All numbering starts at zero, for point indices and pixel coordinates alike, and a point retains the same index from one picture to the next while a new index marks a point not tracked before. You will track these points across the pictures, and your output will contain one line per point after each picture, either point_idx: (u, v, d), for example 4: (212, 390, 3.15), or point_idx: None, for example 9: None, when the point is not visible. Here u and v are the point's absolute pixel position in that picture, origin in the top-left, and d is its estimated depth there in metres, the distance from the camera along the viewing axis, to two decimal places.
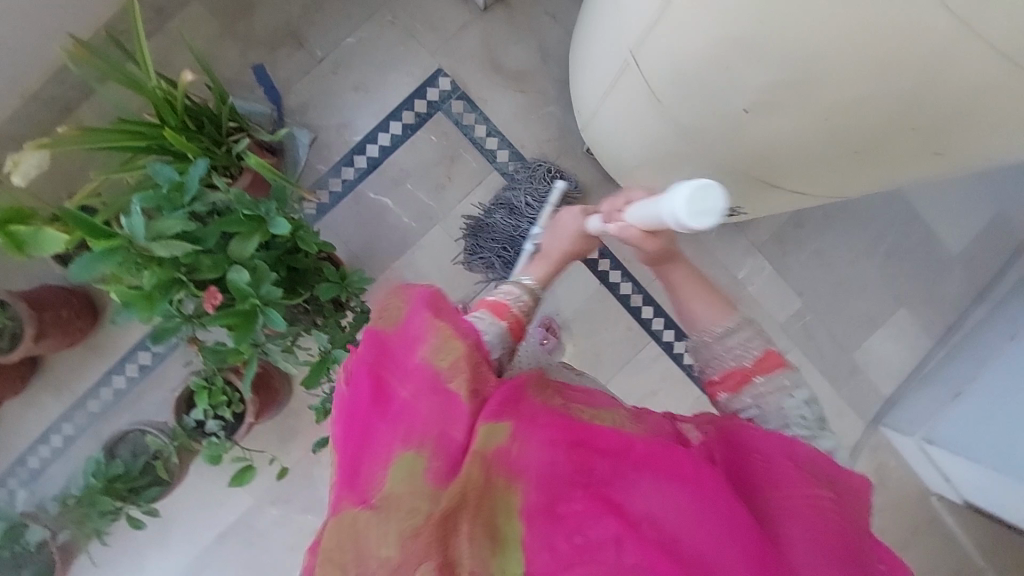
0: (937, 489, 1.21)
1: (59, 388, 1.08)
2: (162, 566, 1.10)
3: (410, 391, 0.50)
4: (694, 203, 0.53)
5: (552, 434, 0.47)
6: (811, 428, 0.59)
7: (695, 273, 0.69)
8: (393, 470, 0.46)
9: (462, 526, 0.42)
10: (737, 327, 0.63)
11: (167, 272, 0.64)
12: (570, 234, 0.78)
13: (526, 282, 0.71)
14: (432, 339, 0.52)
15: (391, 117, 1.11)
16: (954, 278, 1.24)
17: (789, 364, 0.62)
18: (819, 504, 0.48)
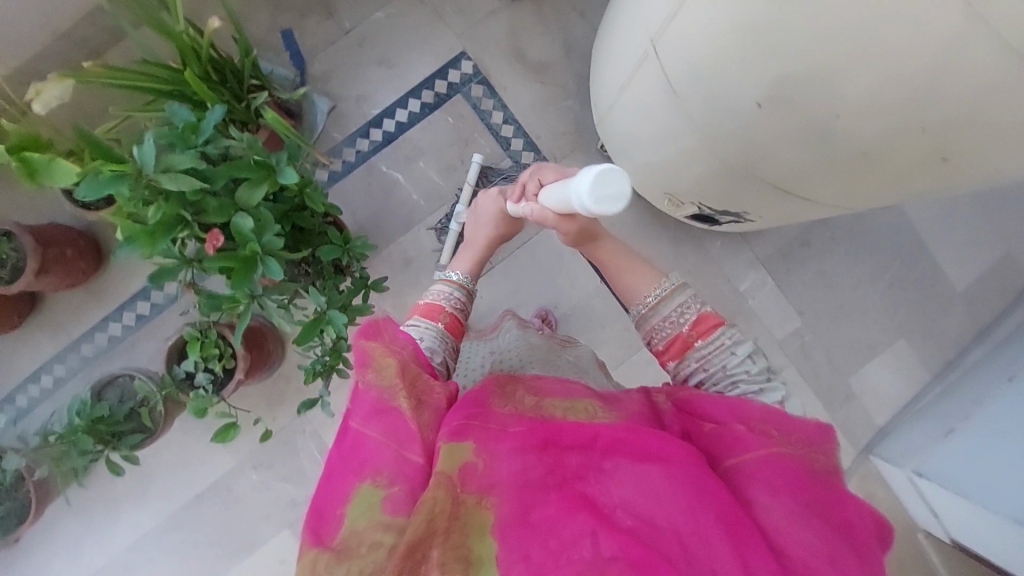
0: (924, 525, 1.19)
1: (54, 328, 1.09)
2: (137, 517, 1.10)
3: (360, 421, 0.55)
4: (597, 191, 0.54)
5: (516, 442, 0.50)
6: (755, 380, 0.63)
7: (617, 245, 0.76)
8: (352, 506, 0.50)
9: (432, 554, 0.44)
10: (670, 294, 0.68)
11: (171, 210, 0.65)
12: (490, 217, 0.85)
13: (454, 279, 0.79)
14: (372, 366, 0.57)
15: (411, 94, 1.12)
16: (957, 313, 1.23)
17: (723, 321, 0.66)
18: (778, 461, 0.51)
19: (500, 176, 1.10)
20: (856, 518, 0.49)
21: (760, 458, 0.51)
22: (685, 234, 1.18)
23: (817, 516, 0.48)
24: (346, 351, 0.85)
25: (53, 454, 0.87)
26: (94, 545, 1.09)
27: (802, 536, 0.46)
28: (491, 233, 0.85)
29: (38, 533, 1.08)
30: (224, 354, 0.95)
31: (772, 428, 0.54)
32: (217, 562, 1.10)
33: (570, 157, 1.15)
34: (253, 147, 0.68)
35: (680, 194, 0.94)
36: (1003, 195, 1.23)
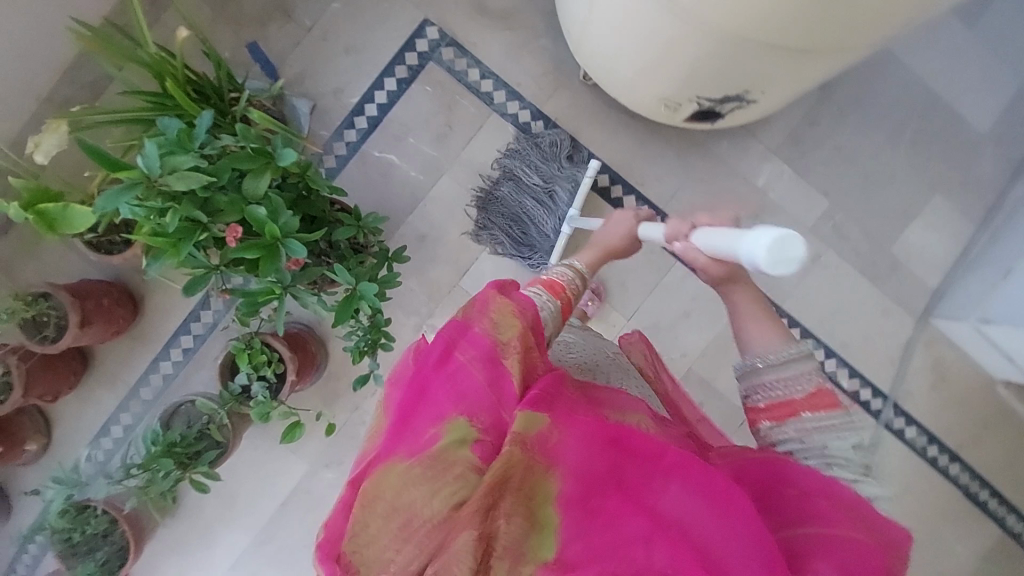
0: (1001, 375, 1.17)
1: (110, 380, 1.13)
2: (230, 537, 1.14)
3: (467, 359, 0.50)
4: (774, 251, 0.48)
5: (592, 432, 0.48)
6: (857, 472, 0.55)
7: (757, 297, 0.68)
8: (443, 435, 0.46)
9: (502, 503, 0.44)
10: (797, 357, 0.61)
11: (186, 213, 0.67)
12: (624, 232, 0.83)
13: (574, 265, 0.72)
14: (490, 309, 0.53)
15: (385, 74, 1.12)
16: (989, 154, 1.17)
17: (843, 405, 0.58)
18: (852, 541, 0.47)
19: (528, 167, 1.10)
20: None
21: (832, 539, 0.47)
22: (689, 143, 1.15)
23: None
24: (384, 326, 0.87)
25: (140, 485, 0.91)
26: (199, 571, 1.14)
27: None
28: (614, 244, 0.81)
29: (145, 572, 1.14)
30: (273, 360, 0.97)
31: (854, 516, 0.49)
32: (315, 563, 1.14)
33: (554, 95, 1.14)
34: (246, 137, 0.70)
35: (673, 95, 0.92)
36: (1010, 22, 1.17)
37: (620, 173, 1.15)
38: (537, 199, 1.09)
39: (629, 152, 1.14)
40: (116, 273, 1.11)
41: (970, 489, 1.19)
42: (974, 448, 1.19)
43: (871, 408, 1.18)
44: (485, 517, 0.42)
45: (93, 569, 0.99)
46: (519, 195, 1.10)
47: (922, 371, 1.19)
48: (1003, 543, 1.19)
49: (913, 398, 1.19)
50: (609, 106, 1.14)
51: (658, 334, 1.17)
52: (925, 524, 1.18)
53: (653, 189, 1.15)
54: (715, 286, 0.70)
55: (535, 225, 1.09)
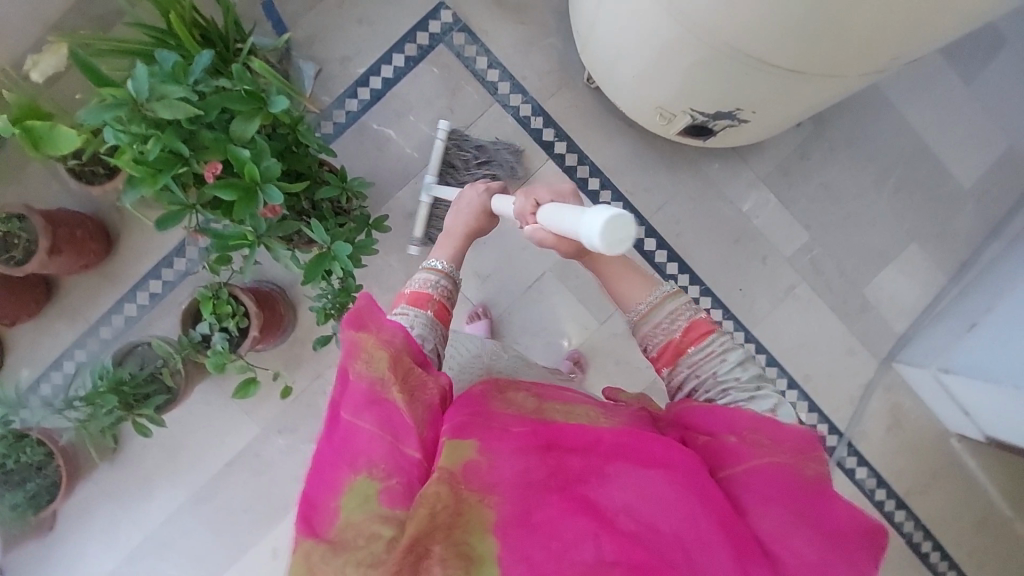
0: (957, 428, 1.19)
1: (71, 316, 1.11)
2: (170, 490, 1.12)
3: (351, 414, 0.54)
4: (609, 235, 0.53)
5: (518, 443, 0.51)
6: (747, 391, 0.60)
7: (621, 259, 0.76)
8: (347, 497, 0.50)
9: (433, 547, 0.45)
10: (665, 299, 0.68)
11: (168, 143, 0.67)
12: (473, 209, 0.86)
13: (439, 266, 0.75)
14: (360, 356, 0.56)
15: (394, 49, 1.13)
16: (968, 211, 1.21)
17: (715, 328, 0.65)
18: (774, 467, 0.52)
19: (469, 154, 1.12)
20: (845, 525, 0.50)
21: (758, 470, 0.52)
22: (681, 160, 1.18)
23: (808, 528, 0.49)
24: (354, 292, 0.87)
25: (81, 419, 0.90)
26: (131, 521, 1.12)
27: (802, 548, 0.49)
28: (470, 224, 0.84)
29: (76, 515, 1.11)
30: (238, 313, 0.97)
31: (764, 437, 0.54)
32: (253, 528, 1.12)
33: (557, 95, 1.16)
34: (242, 80, 0.70)
35: (669, 104, 0.94)
36: (1000, 89, 1.21)
37: (611, 179, 1.16)
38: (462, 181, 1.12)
39: (623, 160, 1.17)
40: (95, 208, 1.10)
41: (913, 537, 1.21)
42: (920, 497, 1.21)
43: (825, 445, 1.20)
44: (418, 565, 0.44)
45: (21, 500, 0.98)
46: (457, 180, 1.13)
47: (880, 413, 1.21)
48: None
49: (867, 439, 1.21)
50: (608, 113, 1.17)
51: (629, 342, 1.18)
52: None
53: (641, 199, 1.17)
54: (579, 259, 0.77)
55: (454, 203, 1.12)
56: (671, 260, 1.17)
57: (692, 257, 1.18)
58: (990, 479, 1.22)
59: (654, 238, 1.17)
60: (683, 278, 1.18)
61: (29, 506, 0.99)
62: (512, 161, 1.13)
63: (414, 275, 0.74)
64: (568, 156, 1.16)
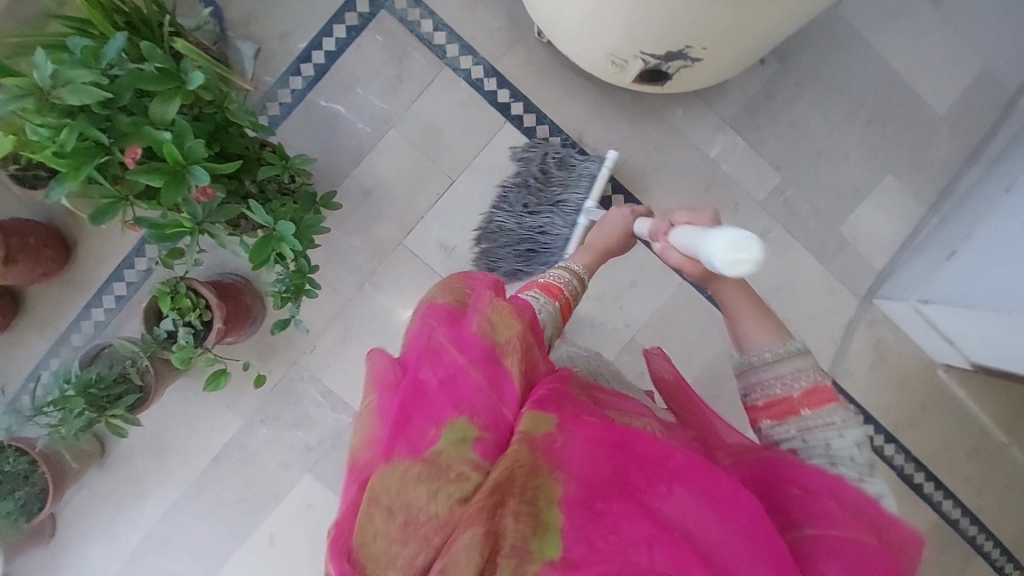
0: (943, 359, 1.18)
1: (41, 326, 1.10)
2: (163, 488, 1.13)
3: (468, 359, 0.50)
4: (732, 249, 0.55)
5: (595, 433, 0.48)
6: (861, 471, 0.56)
7: (743, 289, 0.69)
8: (444, 433, 0.46)
9: (507, 506, 0.43)
10: (788, 355, 0.62)
11: (84, 131, 0.65)
12: (614, 230, 0.90)
13: (572, 267, 0.81)
14: (489, 311, 0.54)
15: (334, 20, 1.09)
16: (943, 138, 1.17)
17: (840, 401, 0.60)
18: (867, 547, 0.47)
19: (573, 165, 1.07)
20: None
21: (841, 538, 0.47)
22: (643, 110, 1.14)
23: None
24: (310, 273, 0.86)
25: (52, 424, 0.89)
26: (128, 521, 1.13)
27: None
28: (610, 241, 0.89)
29: (75, 519, 1.13)
30: (199, 307, 0.95)
31: (865, 515, 0.50)
32: (247, 518, 1.13)
33: (509, 53, 1.11)
34: (154, 57, 0.67)
35: (619, 49, 0.90)
36: (971, 5, 1.16)
37: (572, 137, 1.13)
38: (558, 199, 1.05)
39: (583, 116, 1.13)
40: (48, 214, 1.08)
41: (905, 471, 1.21)
42: (910, 431, 1.21)
43: None
44: (490, 515, 0.42)
45: (11, 509, 0.99)
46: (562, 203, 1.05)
47: (864, 350, 1.19)
48: (937, 527, 1.21)
49: (853, 378, 1.20)
50: (565, 67, 1.12)
51: (605, 302, 1.16)
52: None
53: (605, 154, 1.13)
54: (701, 283, 0.72)
55: (547, 232, 1.03)
56: None
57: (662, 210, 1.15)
58: (979, 406, 1.22)
59: (621, 194, 1.14)
60: None
61: (20, 514, 1.00)
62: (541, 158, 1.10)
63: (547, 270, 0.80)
64: (526, 116, 1.12)
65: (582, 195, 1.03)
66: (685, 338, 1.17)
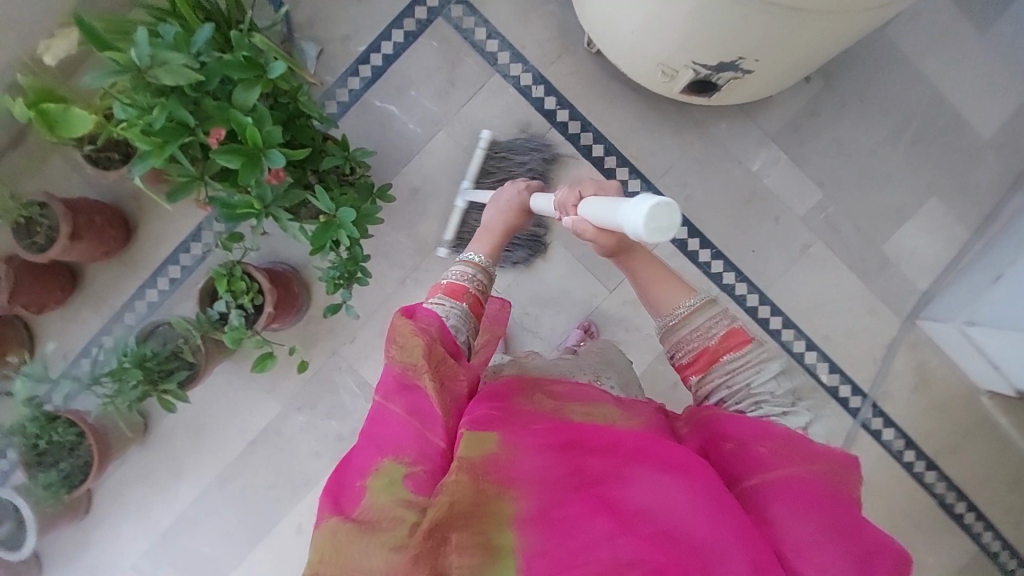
0: (986, 384, 1.15)
1: (97, 304, 1.15)
2: (198, 469, 1.15)
3: (384, 398, 0.56)
4: (655, 217, 0.53)
5: (539, 440, 0.51)
6: (783, 405, 0.60)
7: (653, 261, 0.72)
8: (372, 479, 0.50)
9: (450, 537, 0.45)
10: (701, 306, 0.66)
11: (173, 111, 0.69)
12: (512, 206, 0.87)
13: (474, 259, 0.75)
14: (396, 340, 0.57)
15: (393, 26, 1.14)
16: (989, 162, 1.17)
17: (754, 337, 0.63)
18: (802, 480, 0.52)
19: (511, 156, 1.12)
20: (879, 544, 0.50)
21: (780, 481, 0.53)
22: (686, 122, 1.16)
23: (834, 540, 0.49)
24: (362, 261, 0.88)
25: (107, 395, 0.92)
26: (163, 500, 1.15)
27: (823, 555, 0.49)
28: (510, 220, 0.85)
29: (111, 495, 1.15)
30: (252, 290, 0.99)
31: (796, 451, 0.54)
32: (278, 505, 1.15)
33: (558, 62, 1.15)
34: (241, 46, 0.72)
35: (671, 58, 0.92)
36: (1019, 33, 1.16)
37: (616, 145, 1.15)
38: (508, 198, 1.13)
39: (627, 126, 1.15)
40: (113, 198, 1.14)
41: (944, 499, 1.17)
42: (951, 458, 1.17)
43: (849, 405, 1.17)
44: (435, 554, 0.45)
45: (55, 479, 1.01)
46: None
47: (906, 372, 1.17)
48: (978, 560, 1.17)
49: (892, 400, 1.17)
50: (611, 78, 1.15)
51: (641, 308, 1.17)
52: (898, 533, 1.17)
53: (647, 164, 1.16)
54: (612, 258, 0.73)
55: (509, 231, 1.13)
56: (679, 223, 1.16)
57: (701, 220, 1.16)
58: None
59: None
60: (694, 243, 1.16)
61: (62, 485, 1.02)
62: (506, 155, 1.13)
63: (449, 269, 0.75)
64: (571, 124, 1.15)
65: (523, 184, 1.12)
66: None
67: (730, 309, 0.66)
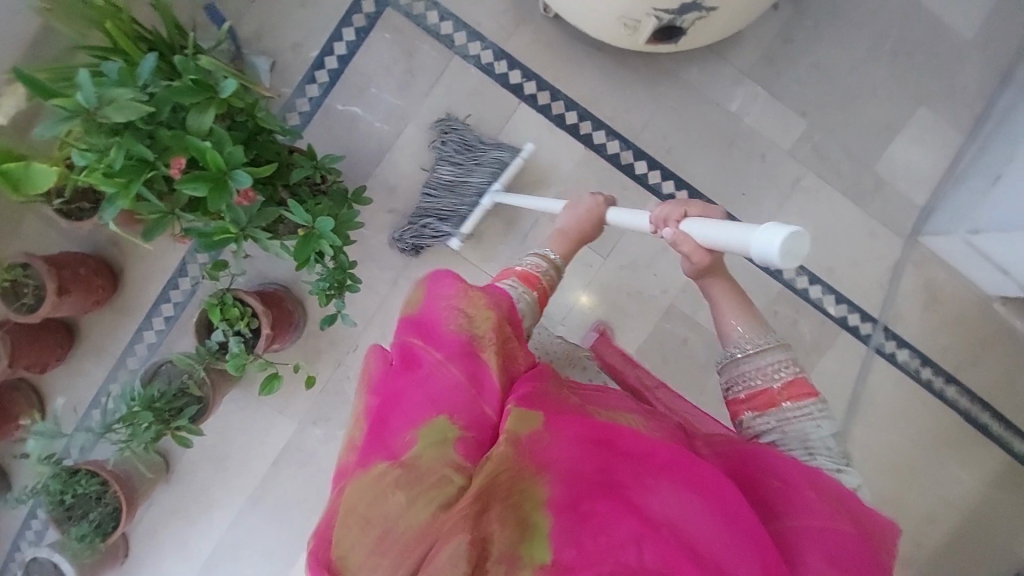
0: (998, 291, 1.13)
1: (99, 354, 1.15)
2: (227, 498, 1.16)
3: (443, 356, 0.53)
4: (791, 246, 0.46)
5: (577, 431, 0.49)
6: (836, 462, 0.61)
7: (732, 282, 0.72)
8: (422, 435, 0.49)
9: (493, 515, 0.43)
10: (769, 348, 0.67)
11: (130, 148, 0.68)
12: (587, 211, 0.85)
13: (548, 255, 0.78)
14: (466, 308, 0.57)
15: (343, 24, 1.11)
16: (975, 62, 1.13)
17: (817, 393, 0.65)
18: (841, 533, 0.50)
19: (494, 151, 1.07)
20: None
21: (816, 527, 0.50)
22: (657, 73, 1.12)
23: None
24: (350, 268, 0.87)
25: (122, 441, 0.92)
26: (199, 532, 1.17)
27: None
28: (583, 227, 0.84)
29: (148, 535, 1.17)
30: (246, 315, 0.98)
31: (832, 502, 0.52)
32: (312, 520, 1.16)
33: (517, 33, 1.11)
34: (186, 70, 0.70)
35: (631, 10, 0.89)
36: None
37: (589, 110, 1.12)
38: (471, 188, 1.07)
39: (596, 88, 1.12)
40: (95, 247, 1.12)
41: (969, 412, 1.17)
42: (972, 370, 1.16)
43: (860, 333, 1.15)
44: (476, 522, 0.43)
45: (87, 530, 1.02)
46: (459, 195, 1.08)
47: (915, 292, 1.15)
48: (1010, 465, 1.17)
49: (904, 321, 1.16)
50: (574, 39, 1.12)
51: (637, 271, 1.15)
52: (926, 451, 1.17)
53: (623, 123, 1.13)
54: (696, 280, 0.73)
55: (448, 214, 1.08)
56: (664, 178, 1.13)
57: (686, 171, 1.13)
58: None
59: (643, 159, 1.13)
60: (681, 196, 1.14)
61: (95, 535, 1.03)
62: (494, 146, 1.08)
63: (524, 257, 0.78)
64: (540, 95, 1.12)
65: (485, 181, 1.07)
66: None
67: (798, 359, 0.67)
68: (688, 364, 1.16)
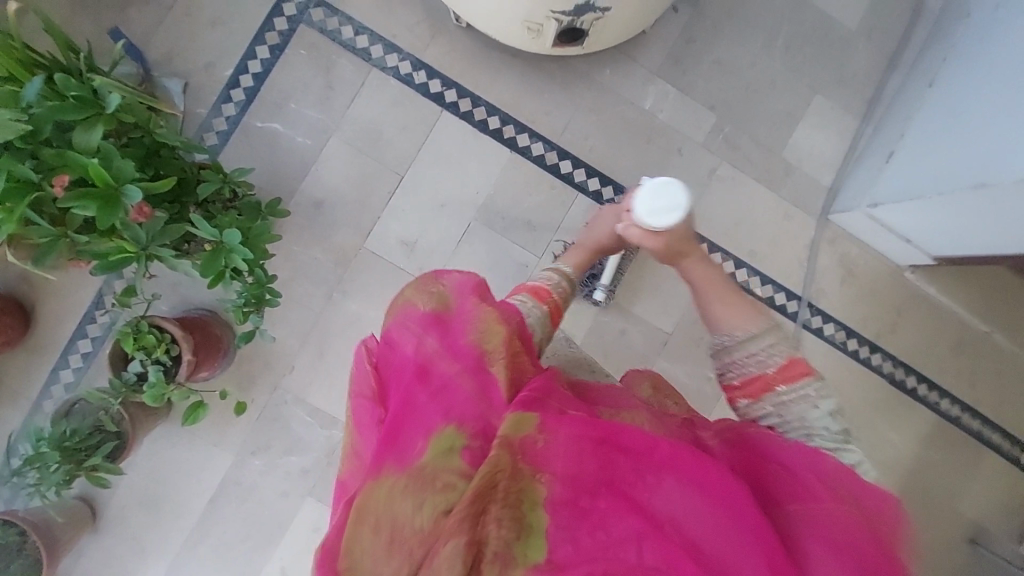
0: (908, 261, 1.20)
1: (11, 398, 1.07)
2: (163, 541, 1.09)
3: (457, 369, 0.53)
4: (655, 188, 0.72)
5: (578, 429, 0.48)
6: (837, 441, 0.58)
7: (711, 266, 0.75)
8: (433, 445, 0.49)
9: (491, 511, 0.43)
10: (759, 334, 0.64)
11: (12, 170, 0.65)
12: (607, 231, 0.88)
13: (558, 271, 0.82)
14: (480, 322, 0.56)
15: (256, 42, 1.10)
16: (860, 52, 1.22)
17: (813, 373, 0.61)
18: (844, 519, 0.47)
19: None
20: None
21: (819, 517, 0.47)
22: (572, 76, 1.17)
23: None
24: (268, 282, 0.85)
25: (31, 486, 0.86)
26: None
27: None
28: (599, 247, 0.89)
29: None
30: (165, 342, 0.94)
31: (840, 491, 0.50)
32: (256, 555, 1.10)
33: (433, 43, 1.14)
34: (69, 87, 0.68)
35: (532, 13, 0.92)
36: None
37: (512, 115, 1.15)
38: None
39: (515, 93, 1.15)
40: (3, 285, 1.06)
41: (895, 376, 1.23)
42: (893, 336, 1.23)
43: (787, 311, 1.21)
44: (474, 523, 0.42)
45: None
46: None
47: (833, 268, 1.22)
48: (938, 424, 1.24)
49: (826, 296, 1.22)
50: (489, 47, 1.15)
51: None
52: (861, 419, 1.22)
53: (545, 125, 1.16)
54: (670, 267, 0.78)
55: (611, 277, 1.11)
56: (589, 176, 1.16)
57: (609, 167, 1.17)
58: (954, 300, 1.24)
59: (567, 159, 1.16)
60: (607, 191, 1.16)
61: None
62: None
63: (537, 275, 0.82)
64: (461, 102, 1.14)
65: None
66: (654, 288, 1.18)
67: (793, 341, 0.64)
68: (629, 355, 1.18)
